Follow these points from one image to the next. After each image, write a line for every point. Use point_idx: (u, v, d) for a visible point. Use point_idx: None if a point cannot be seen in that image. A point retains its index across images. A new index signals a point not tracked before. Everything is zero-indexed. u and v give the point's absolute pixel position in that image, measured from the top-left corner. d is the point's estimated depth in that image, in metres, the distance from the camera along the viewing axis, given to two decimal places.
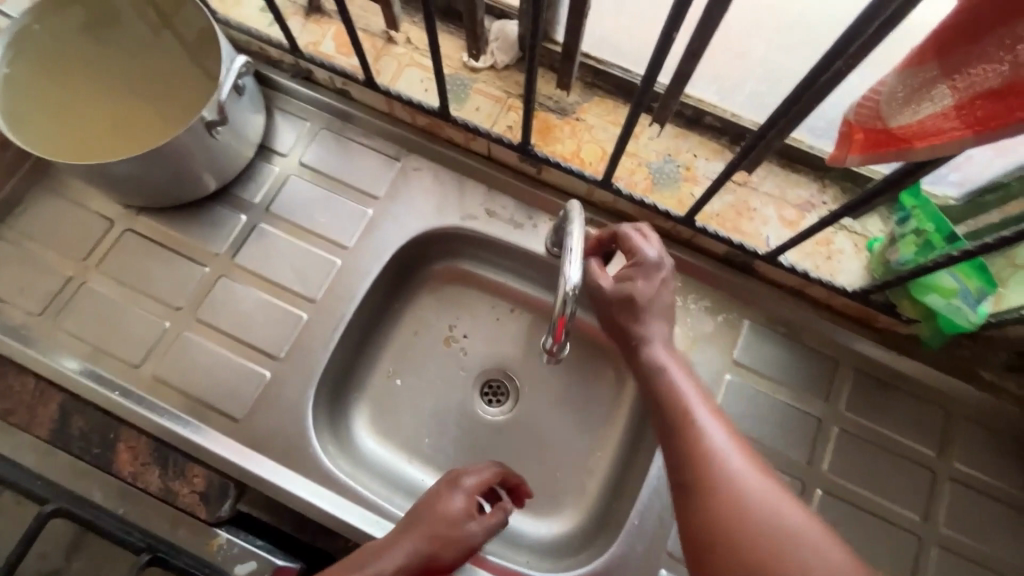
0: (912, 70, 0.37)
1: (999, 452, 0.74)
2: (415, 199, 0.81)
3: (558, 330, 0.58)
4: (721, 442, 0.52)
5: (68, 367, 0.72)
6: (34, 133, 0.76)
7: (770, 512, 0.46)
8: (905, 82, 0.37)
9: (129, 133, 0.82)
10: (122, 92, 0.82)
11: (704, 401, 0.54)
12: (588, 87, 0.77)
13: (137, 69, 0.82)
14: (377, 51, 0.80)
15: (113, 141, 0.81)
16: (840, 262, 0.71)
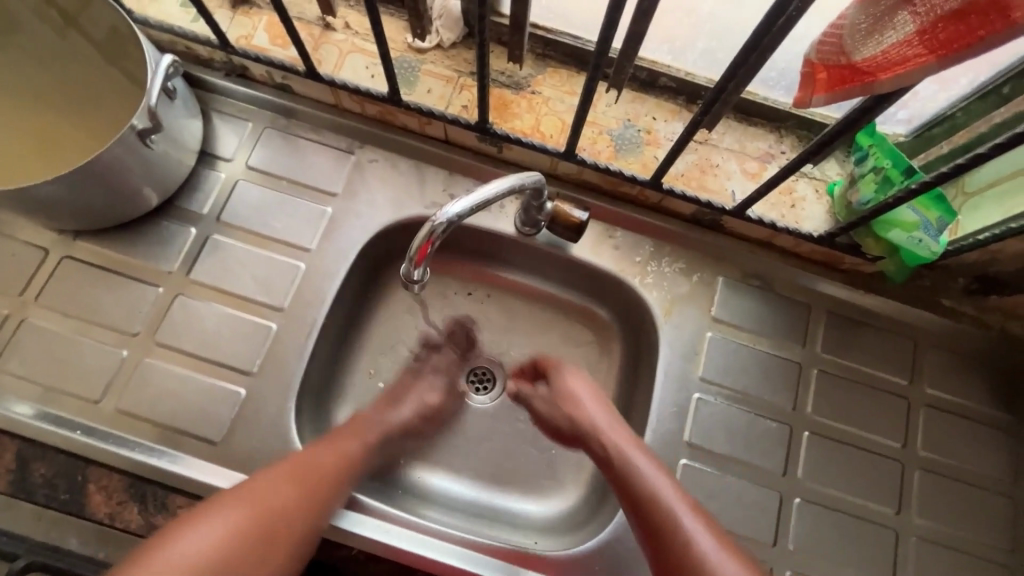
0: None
1: (965, 373, 0.78)
2: (375, 191, 0.78)
3: (419, 255, 0.56)
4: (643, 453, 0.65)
5: (23, 412, 0.67)
6: None
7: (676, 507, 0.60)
8: (869, 11, 0.38)
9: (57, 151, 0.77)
10: (50, 109, 0.77)
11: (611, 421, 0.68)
12: (540, 58, 0.76)
13: (59, 83, 0.76)
14: (315, 39, 0.75)
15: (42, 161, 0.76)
16: (803, 209, 0.73)
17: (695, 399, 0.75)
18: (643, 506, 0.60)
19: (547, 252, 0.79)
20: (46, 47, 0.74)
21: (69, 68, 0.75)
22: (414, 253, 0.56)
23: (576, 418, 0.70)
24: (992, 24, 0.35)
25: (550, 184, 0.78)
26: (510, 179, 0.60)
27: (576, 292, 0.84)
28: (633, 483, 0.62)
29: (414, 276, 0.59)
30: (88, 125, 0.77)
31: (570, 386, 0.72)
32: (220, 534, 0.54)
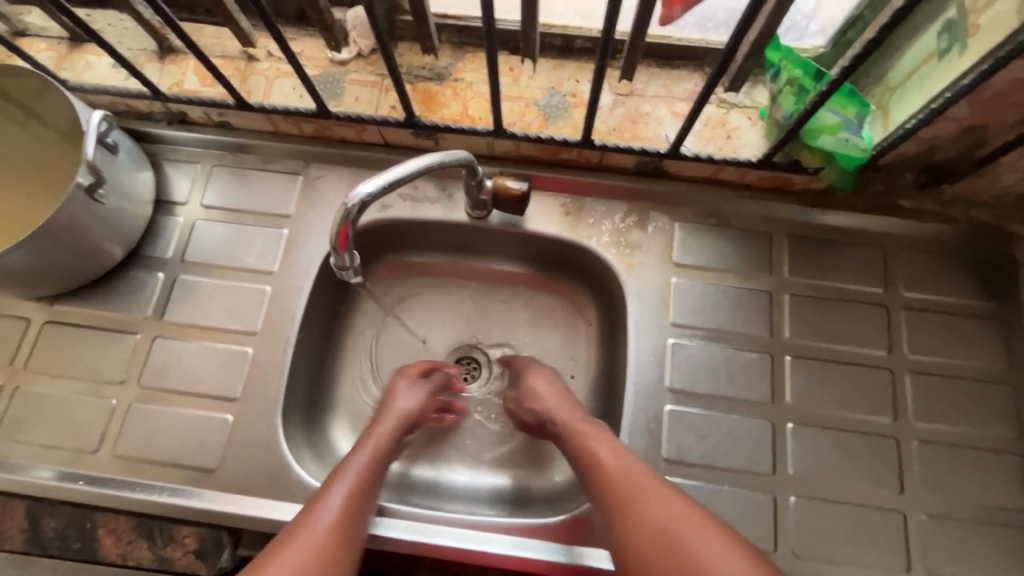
0: None
1: (941, 271, 0.77)
2: (325, 205, 0.80)
3: (339, 240, 0.60)
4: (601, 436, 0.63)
5: (40, 475, 0.69)
6: None
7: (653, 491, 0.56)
8: None
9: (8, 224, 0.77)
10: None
11: (567, 404, 0.68)
12: (457, 47, 0.78)
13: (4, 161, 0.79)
14: (241, 72, 0.79)
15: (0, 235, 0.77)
16: (739, 138, 0.73)
17: (671, 345, 0.75)
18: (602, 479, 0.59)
19: (501, 231, 0.80)
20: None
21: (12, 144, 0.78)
22: (335, 241, 0.60)
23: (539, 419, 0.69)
24: None
25: (491, 165, 0.79)
26: (429, 157, 0.63)
27: (542, 267, 0.85)
28: (601, 470, 0.59)
29: (347, 263, 0.64)
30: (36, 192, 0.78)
31: (537, 389, 0.71)
32: (293, 573, 0.50)
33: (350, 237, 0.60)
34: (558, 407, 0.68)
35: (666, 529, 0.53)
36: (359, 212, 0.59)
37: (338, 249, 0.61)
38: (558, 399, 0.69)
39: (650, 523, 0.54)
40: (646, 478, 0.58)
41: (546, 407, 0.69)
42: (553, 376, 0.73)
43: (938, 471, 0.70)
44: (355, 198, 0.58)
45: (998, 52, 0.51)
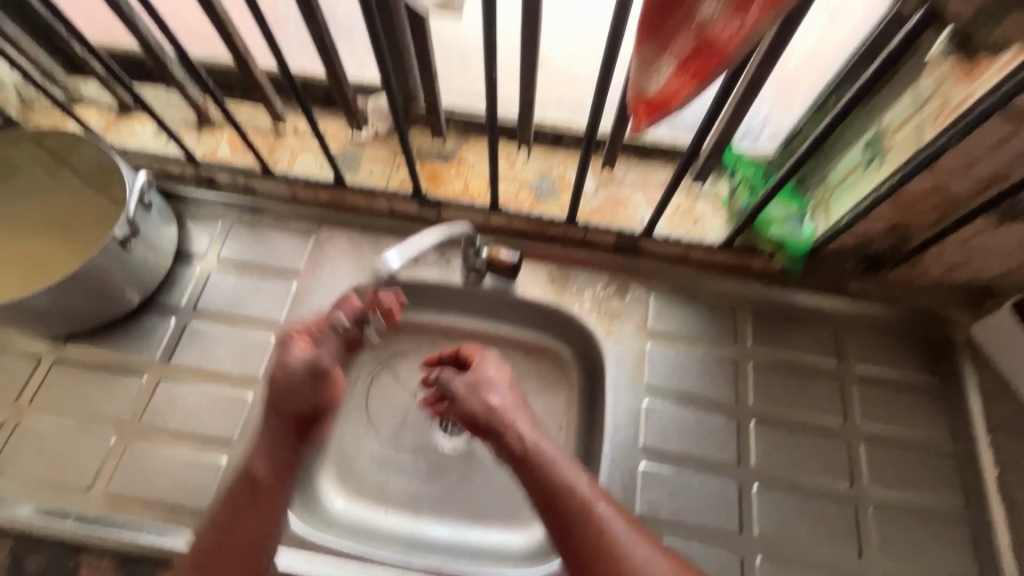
0: (636, 55, 0.43)
1: (888, 347, 0.86)
2: (332, 263, 0.88)
3: (381, 305, 0.69)
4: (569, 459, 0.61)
5: (19, 510, 0.71)
6: None
7: (609, 525, 0.56)
8: (634, 60, 0.43)
9: (37, 267, 0.84)
10: (31, 235, 0.86)
11: (522, 414, 0.65)
12: (461, 133, 0.89)
13: (41, 214, 0.87)
14: (270, 144, 0.89)
15: (27, 277, 0.83)
16: (705, 223, 0.84)
17: (645, 406, 0.81)
18: (549, 485, 0.58)
19: (493, 294, 0.88)
20: (35, 182, 0.87)
21: (52, 199, 0.87)
22: (382, 309, 0.71)
23: (498, 415, 0.65)
24: (724, 58, 0.39)
25: (486, 235, 0.88)
26: (437, 232, 0.70)
27: (530, 328, 0.91)
28: (552, 483, 0.58)
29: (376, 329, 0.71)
30: (63, 247, 0.85)
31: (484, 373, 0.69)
32: None
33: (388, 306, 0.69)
34: (515, 417, 0.64)
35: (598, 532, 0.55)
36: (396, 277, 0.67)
37: (374, 310, 0.70)
38: (510, 406, 0.66)
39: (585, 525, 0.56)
40: (600, 499, 0.58)
41: (494, 411, 0.65)
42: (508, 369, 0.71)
43: (894, 536, 0.75)
44: (387, 267, 0.66)
45: (907, 167, 0.62)
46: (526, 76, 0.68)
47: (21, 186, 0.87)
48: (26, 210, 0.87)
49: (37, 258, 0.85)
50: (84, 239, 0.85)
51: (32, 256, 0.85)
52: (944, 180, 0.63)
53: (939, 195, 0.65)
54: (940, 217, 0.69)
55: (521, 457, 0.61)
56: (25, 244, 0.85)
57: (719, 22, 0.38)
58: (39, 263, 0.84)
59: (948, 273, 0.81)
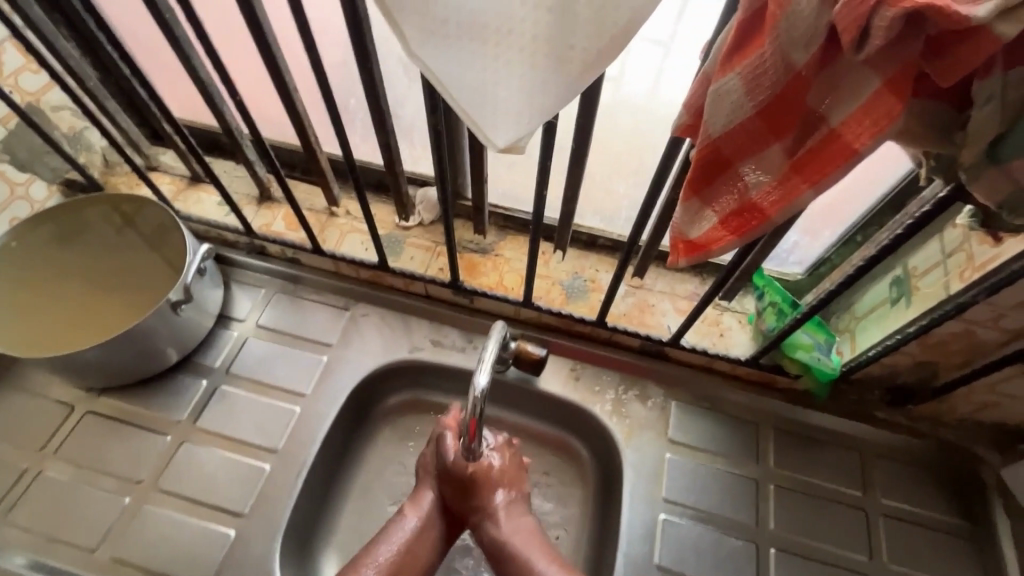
0: (680, 204, 0.47)
1: (915, 482, 0.83)
2: (364, 339, 0.90)
3: (471, 431, 0.63)
4: None
5: (12, 561, 0.72)
6: (58, 339, 0.91)
7: None
8: (679, 210, 0.47)
9: (120, 306, 0.94)
10: (104, 279, 0.95)
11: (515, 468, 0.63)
12: (501, 228, 0.94)
13: (109, 261, 0.95)
14: (322, 223, 0.95)
15: (114, 315, 0.93)
16: (730, 337, 0.85)
17: (661, 520, 0.79)
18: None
19: (514, 385, 0.89)
20: (99, 237, 0.93)
21: (117, 250, 0.94)
22: (466, 429, 0.64)
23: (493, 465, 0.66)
24: (762, 219, 0.43)
25: (515, 327, 0.91)
26: (492, 340, 0.67)
27: (547, 422, 0.91)
28: None
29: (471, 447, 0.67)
30: (132, 292, 0.95)
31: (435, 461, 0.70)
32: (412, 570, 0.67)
33: (479, 423, 0.63)
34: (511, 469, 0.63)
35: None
36: (484, 402, 0.62)
37: (467, 436, 0.65)
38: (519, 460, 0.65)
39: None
40: None
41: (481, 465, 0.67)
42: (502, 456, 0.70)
43: None
44: (475, 394, 0.62)
45: (934, 313, 0.63)
46: (569, 191, 0.73)
47: (84, 240, 0.93)
48: (85, 259, 0.94)
49: (109, 304, 0.94)
50: (159, 280, 0.95)
51: (114, 297, 0.95)
52: (972, 328, 0.64)
53: (965, 341, 0.67)
54: (965, 360, 0.70)
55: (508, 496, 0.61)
56: (103, 288, 0.95)
57: (760, 190, 0.42)
58: (124, 303, 0.94)
59: (976, 412, 0.80)
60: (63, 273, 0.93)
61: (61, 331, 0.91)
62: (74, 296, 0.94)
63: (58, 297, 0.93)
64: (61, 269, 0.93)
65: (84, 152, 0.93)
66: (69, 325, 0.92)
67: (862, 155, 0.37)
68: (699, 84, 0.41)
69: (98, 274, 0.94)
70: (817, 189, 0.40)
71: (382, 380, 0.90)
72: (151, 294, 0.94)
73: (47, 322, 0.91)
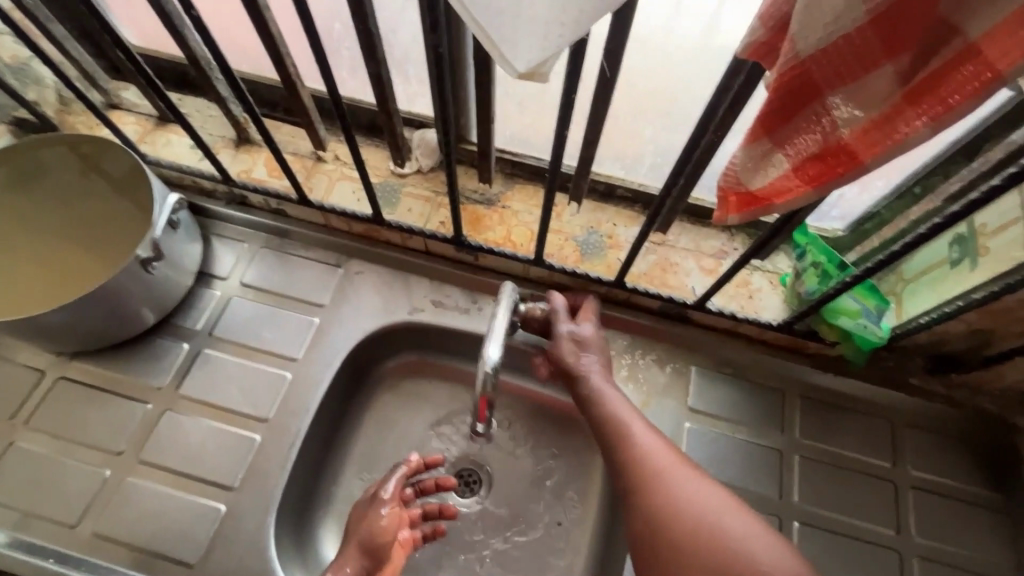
0: (744, 145, 0.38)
1: (948, 453, 0.78)
2: (359, 299, 0.83)
3: (482, 411, 0.59)
4: (633, 414, 0.65)
5: None
6: (38, 300, 0.83)
7: (686, 488, 0.57)
8: (741, 152, 0.38)
9: (97, 254, 0.85)
10: (74, 227, 0.86)
11: (634, 413, 0.66)
12: (509, 177, 0.84)
13: (76, 208, 0.85)
14: (308, 170, 0.85)
15: (94, 263, 0.85)
16: (760, 300, 0.78)
17: None
18: (624, 465, 0.61)
19: (523, 349, 0.83)
20: (61, 183, 0.84)
21: (82, 196, 0.85)
22: (476, 411, 0.60)
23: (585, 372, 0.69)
24: (851, 166, 0.34)
25: (524, 287, 0.83)
26: (503, 305, 0.59)
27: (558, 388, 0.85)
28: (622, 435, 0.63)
29: (479, 428, 0.63)
30: (107, 237, 0.85)
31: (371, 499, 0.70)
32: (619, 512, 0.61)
33: (492, 402, 0.58)
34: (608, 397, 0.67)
35: (708, 523, 0.54)
36: (496, 378, 0.56)
37: (478, 416, 0.60)
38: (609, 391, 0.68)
39: (664, 504, 0.56)
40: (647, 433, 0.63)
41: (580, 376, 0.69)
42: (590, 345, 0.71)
43: None
44: (486, 370, 0.56)
45: (1008, 278, 0.55)
46: (590, 135, 0.63)
47: (45, 187, 0.83)
48: (50, 209, 0.85)
49: (88, 253, 0.85)
50: (132, 222, 0.85)
51: (90, 245, 0.86)
52: None
53: None
54: None
55: (619, 437, 0.63)
56: (76, 236, 0.86)
57: (855, 128, 0.33)
58: (101, 250, 0.85)
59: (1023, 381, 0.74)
60: (24, 226, 0.84)
61: (39, 289, 0.83)
62: (46, 248, 0.85)
63: (27, 254, 0.85)
64: (28, 222, 0.84)
65: (33, 86, 0.82)
66: (47, 280, 0.84)
67: (1004, 78, 0.28)
68: None
69: (62, 226, 0.85)
70: (934, 125, 0.31)
71: (382, 342, 0.83)
72: (129, 236, 0.85)
73: (26, 280, 0.84)
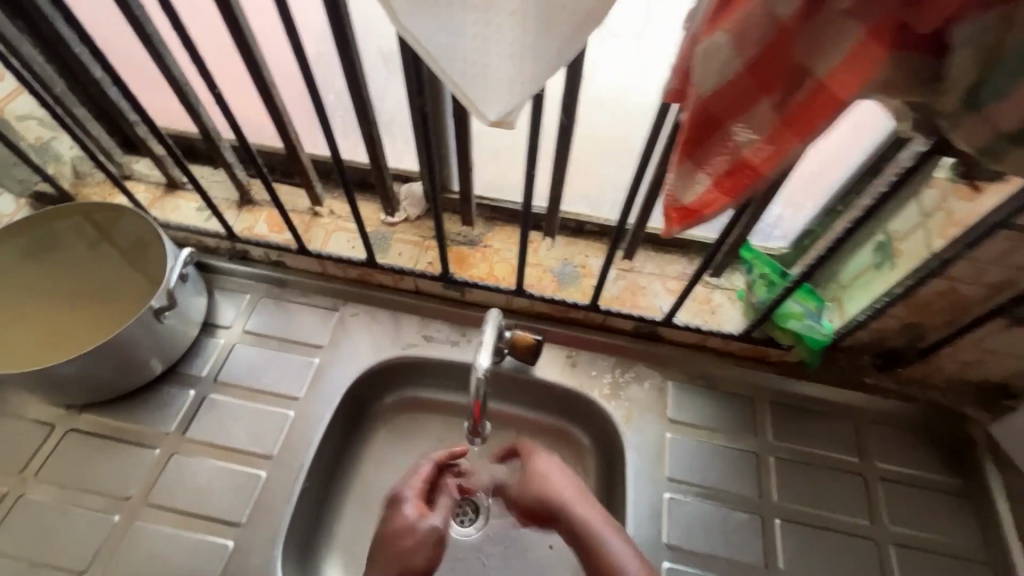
0: (674, 169, 0.47)
1: (908, 445, 0.85)
2: (356, 339, 0.89)
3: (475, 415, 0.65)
4: (619, 540, 0.63)
5: None
6: (65, 344, 0.89)
7: None
8: (673, 175, 0.47)
9: (111, 296, 0.92)
10: (82, 274, 0.91)
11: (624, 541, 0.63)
12: (488, 220, 0.93)
13: (83, 260, 0.91)
14: (306, 224, 0.93)
15: (110, 306, 0.91)
16: (722, 314, 0.86)
17: (666, 499, 0.79)
18: None
19: (512, 376, 0.89)
20: (70, 244, 0.89)
21: (90, 251, 0.90)
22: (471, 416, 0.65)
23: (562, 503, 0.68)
24: (755, 177, 0.44)
25: (508, 317, 0.90)
26: (490, 325, 0.65)
27: (546, 412, 0.91)
28: None
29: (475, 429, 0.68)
30: (119, 281, 0.92)
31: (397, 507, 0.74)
32: None
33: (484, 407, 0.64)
34: (597, 526, 0.65)
35: None
36: (486, 384, 0.63)
37: (472, 420, 0.66)
38: (595, 513, 0.66)
39: None
40: None
41: (564, 505, 0.68)
42: (557, 468, 0.72)
43: None
44: (477, 378, 0.62)
45: (917, 273, 0.65)
46: (558, 175, 0.73)
47: (55, 248, 0.89)
48: (59, 264, 0.90)
49: (101, 296, 0.92)
50: (142, 272, 0.91)
51: (102, 287, 0.92)
52: (954, 285, 0.66)
53: (949, 300, 0.68)
54: (951, 319, 0.71)
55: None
56: (88, 281, 0.92)
57: (753, 148, 0.42)
58: (114, 292, 0.92)
59: (962, 372, 0.82)
60: (37, 285, 0.90)
61: (64, 335, 0.90)
62: (62, 297, 0.91)
63: (45, 304, 0.91)
64: (40, 280, 0.90)
65: (53, 163, 0.90)
66: (70, 326, 0.90)
67: (849, 104, 0.38)
68: (688, 46, 0.41)
69: (70, 279, 0.91)
70: (808, 142, 0.41)
71: (380, 379, 0.89)
72: (140, 281, 0.91)
73: (52, 329, 0.90)
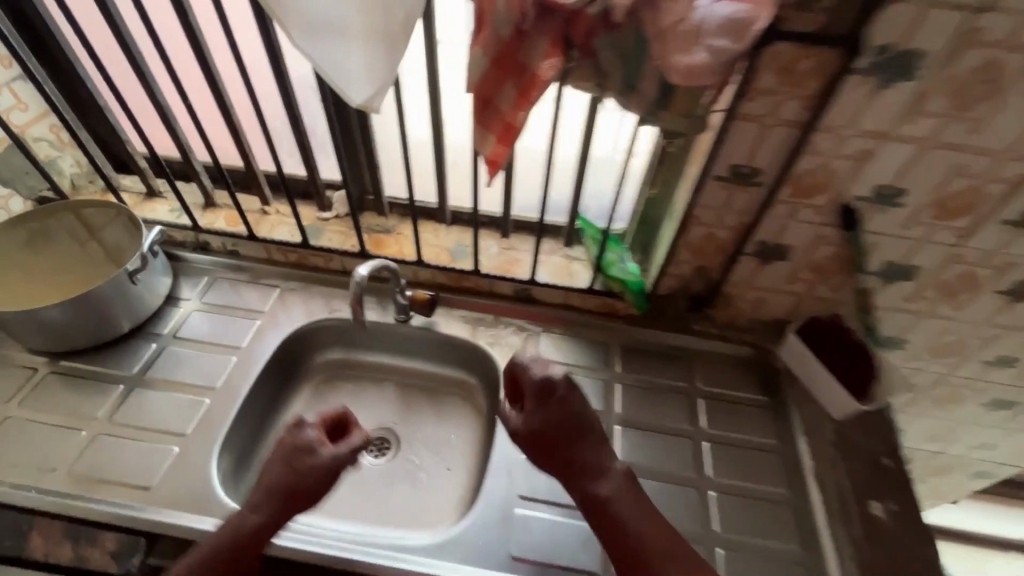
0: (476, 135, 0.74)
1: (727, 372, 1.08)
2: (292, 307, 1.12)
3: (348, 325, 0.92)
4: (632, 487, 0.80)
5: None
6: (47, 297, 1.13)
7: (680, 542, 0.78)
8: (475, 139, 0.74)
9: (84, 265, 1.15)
10: (57, 249, 1.12)
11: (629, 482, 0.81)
12: (401, 215, 1.20)
13: (62, 241, 1.11)
14: (256, 220, 1.18)
15: (85, 273, 1.15)
16: (579, 275, 1.12)
17: None
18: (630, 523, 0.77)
19: (417, 334, 1.13)
20: (54, 230, 1.10)
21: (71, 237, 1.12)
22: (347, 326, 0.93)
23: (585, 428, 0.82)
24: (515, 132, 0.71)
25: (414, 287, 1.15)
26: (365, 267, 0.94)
27: (446, 365, 1.16)
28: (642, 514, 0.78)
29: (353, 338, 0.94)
30: (93, 257, 1.14)
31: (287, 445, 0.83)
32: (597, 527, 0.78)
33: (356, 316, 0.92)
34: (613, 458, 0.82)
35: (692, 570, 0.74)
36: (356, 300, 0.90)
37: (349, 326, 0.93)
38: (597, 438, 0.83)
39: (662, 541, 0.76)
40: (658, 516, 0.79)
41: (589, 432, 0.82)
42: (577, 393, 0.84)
43: (728, 514, 0.89)
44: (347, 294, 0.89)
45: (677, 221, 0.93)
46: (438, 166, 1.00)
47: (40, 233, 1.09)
48: (40, 244, 1.10)
49: (76, 264, 1.14)
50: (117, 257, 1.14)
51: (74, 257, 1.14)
52: (711, 229, 0.93)
53: (714, 243, 0.95)
54: (724, 259, 0.97)
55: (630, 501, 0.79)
56: (62, 251, 1.13)
57: (511, 114, 0.70)
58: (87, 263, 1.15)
59: (757, 312, 1.06)
60: (16, 255, 1.09)
61: (45, 290, 1.13)
62: (37, 260, 1.11)
63: (21, 265, 1.10)
64: (21, 256, 1.09)
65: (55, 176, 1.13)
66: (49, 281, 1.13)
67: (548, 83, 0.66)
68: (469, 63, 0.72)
69: (46, 251, 1.11)
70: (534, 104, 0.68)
71: (311, 341, 1.12)
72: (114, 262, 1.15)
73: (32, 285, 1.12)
